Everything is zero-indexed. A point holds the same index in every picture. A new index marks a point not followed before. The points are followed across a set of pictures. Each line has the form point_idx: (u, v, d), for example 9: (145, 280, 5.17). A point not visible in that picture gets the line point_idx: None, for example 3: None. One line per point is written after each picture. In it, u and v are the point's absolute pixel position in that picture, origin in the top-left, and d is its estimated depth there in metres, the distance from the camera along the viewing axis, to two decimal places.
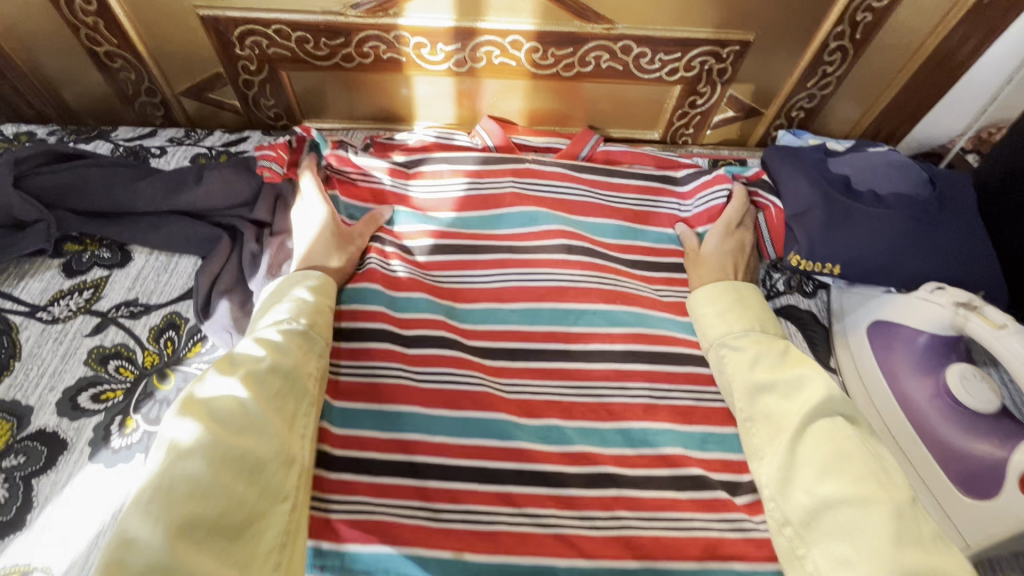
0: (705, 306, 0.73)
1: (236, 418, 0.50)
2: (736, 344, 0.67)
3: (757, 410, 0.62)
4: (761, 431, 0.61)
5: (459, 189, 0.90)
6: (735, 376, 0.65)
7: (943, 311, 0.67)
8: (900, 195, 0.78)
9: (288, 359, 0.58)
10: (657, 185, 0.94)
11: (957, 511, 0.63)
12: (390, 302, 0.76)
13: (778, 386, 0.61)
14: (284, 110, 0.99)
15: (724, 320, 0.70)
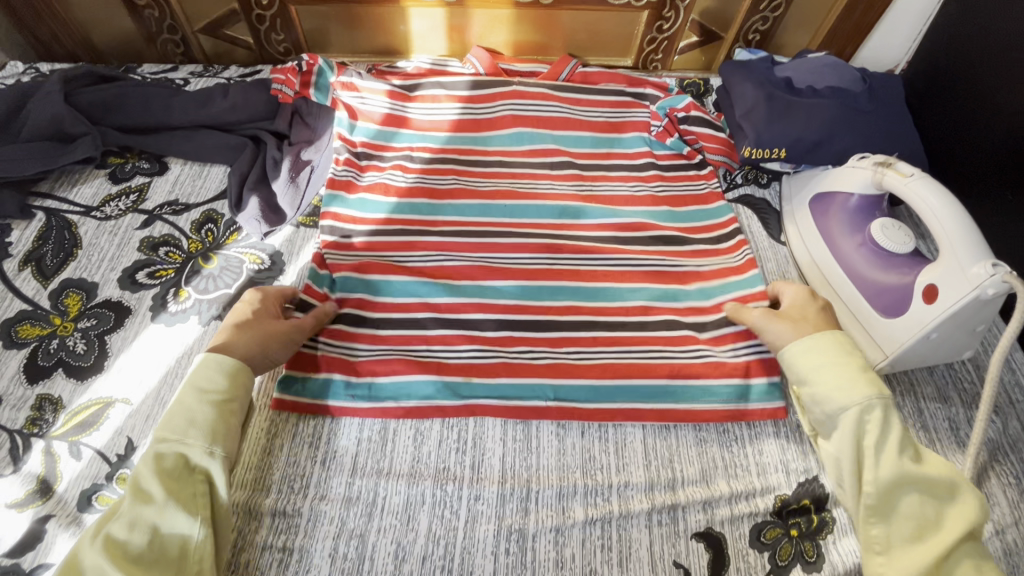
0: (829, 357, 0.66)
1: (120, 549, 0.52)
2: (884, 415, 0.62)
3: (895, 506, 0.60)
4: (895, 527, 0.59)
5: (453, 114, 1.00)
6: (872, 446, 0.61)
7: (867, 174, 0.80)
8: (834, 88, 0.90)
9: (172, 455, 0.57)
10: (628, 101, 1.05)
11: (878, 333, 0.76)
12: (394, 209, 0.89)
13: (920, 482, 0.60)
14: (293, 45, 1.10)
15: (853, 386, 0.63)
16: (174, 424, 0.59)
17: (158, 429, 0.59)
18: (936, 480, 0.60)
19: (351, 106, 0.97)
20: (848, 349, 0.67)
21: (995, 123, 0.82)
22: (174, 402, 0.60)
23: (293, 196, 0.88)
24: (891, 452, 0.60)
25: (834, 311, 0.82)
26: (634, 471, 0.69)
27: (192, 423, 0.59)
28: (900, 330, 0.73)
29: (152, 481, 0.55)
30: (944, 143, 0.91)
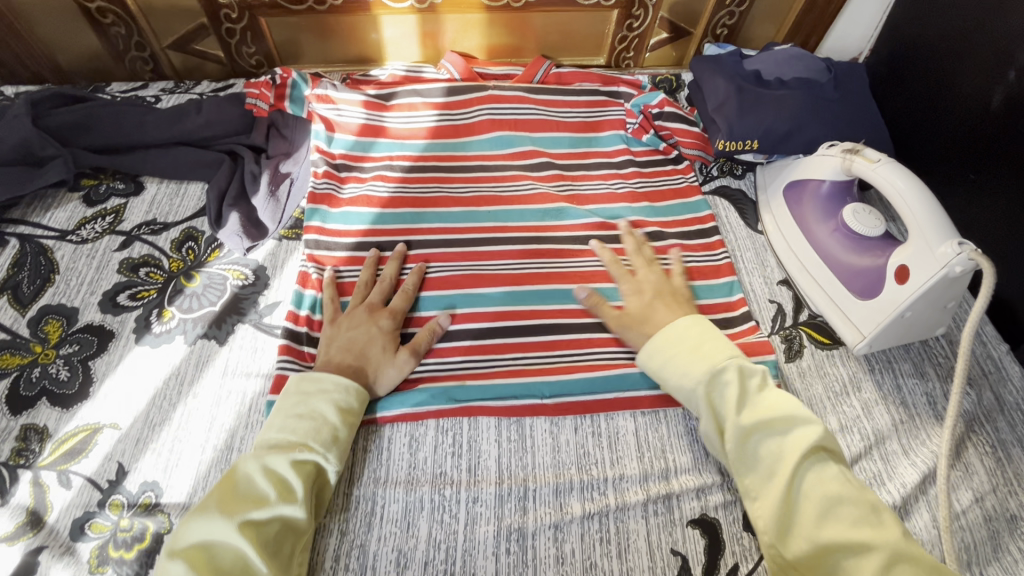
0: (672, 357, 0.70)
1: (254, 530, 0.54)
2: (724, 380, 0.66)
3: (751, 451, 0.63)
4: (758, 472, 0.62)
5: (431, 120, 1.01)
6: (727, 408, 0.65)
7: (836, 161, 0.83)
8: (801, 80, 0.94)
9: (308, 454, 0.61)
10: (602, 99, 1.07)
11: (856, 315, 0.79)
12: (376, 220, 0.89)
13: (764, 419, 0.63)
14: (265, 57, 1.10)
15: (690, 367, 0.68)
16: (304, 428, 0.63)
17: (294, 428, 0.63)
18: (774, 416, 0.63)
19: (328, 118, 0.96)
20: (675, 333, 0.71)
21: (953, 109, 0.86)
22: (300, 411, 0.64)
23: (273, 209, 0.88)
24: (742, 408, 0.64)
25: (814, 297, 0.84)
26: (628, 464, 0.70)
27: (320, 433, 0.63)
28: (876, 311, 0.76)
29: (294, 477, 0.59)
30: (907, 129, 0.95)
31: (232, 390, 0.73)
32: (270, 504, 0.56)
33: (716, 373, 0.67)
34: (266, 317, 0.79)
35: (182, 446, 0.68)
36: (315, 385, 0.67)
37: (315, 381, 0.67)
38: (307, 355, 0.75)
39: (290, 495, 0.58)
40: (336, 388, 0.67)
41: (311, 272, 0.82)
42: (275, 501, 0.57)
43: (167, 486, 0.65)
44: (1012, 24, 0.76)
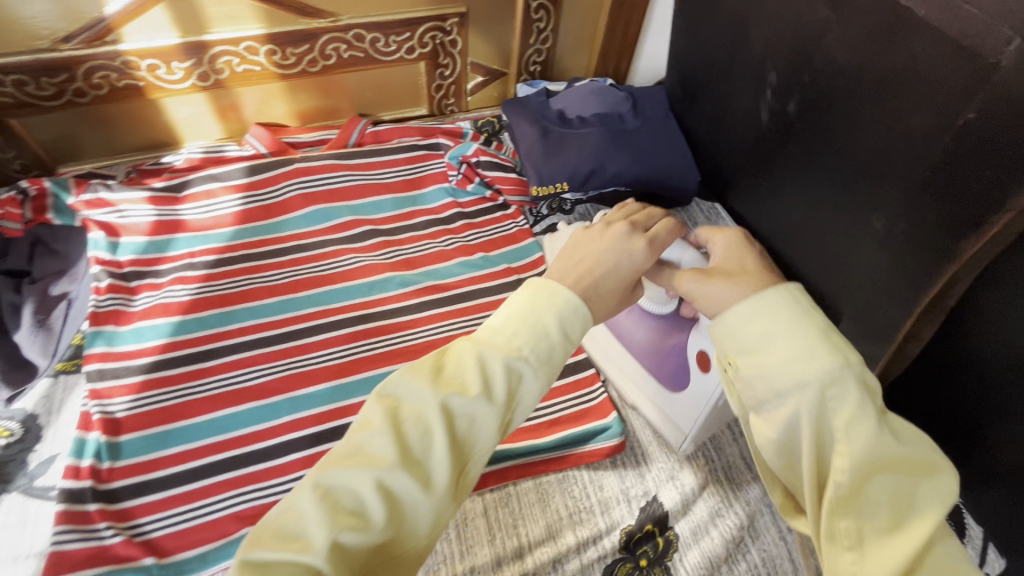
0: (774, 329, 0.46)
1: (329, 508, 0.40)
2: (856, 387, 0.43)
3: (863, 490, 0.42)
4: (868, 517, 0.42)
5: (235, 205, 0.92)
6: (839, 427, 0.42)
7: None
8: (599, 116, 0.96)
9: (420, 474, 0.43)
10: (423, 154, 1.04)
11: (674, 408, 0.75)
12: (175, 330, 0.79)
13: (896, 458, 0.43)
14: (31, 160, 0.96)
15: (814, 353, 0.44)
16: (434, 416, 0.44)
17: (351, 442, 0.44)
18: (908, 452, 0.44)
19: (108, 223, 0.85)
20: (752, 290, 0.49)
21: (737, 123, 0.91)
22: (409, 419, 0.44)
23: (44, 341, 0.76)
24: (861, 416, 0.42)
25: (633, 393, 0.80)
26: (480, 552, 0.66)
27: (416, 456, 0.43)
28: (687, 402, 0.72)
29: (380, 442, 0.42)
30: (712, 144, 1.00)
31: None
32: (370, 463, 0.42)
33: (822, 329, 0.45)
34: (39, 478, 0.67)
35: None
36: (436, 385, 0.45)
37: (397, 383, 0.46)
38: (91, 514, 0.64)
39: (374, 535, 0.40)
40: (528, 336, 0.48)
41: (92, 411, 0.71)
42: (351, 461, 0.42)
43: None
44: (756, 47, 0.80)
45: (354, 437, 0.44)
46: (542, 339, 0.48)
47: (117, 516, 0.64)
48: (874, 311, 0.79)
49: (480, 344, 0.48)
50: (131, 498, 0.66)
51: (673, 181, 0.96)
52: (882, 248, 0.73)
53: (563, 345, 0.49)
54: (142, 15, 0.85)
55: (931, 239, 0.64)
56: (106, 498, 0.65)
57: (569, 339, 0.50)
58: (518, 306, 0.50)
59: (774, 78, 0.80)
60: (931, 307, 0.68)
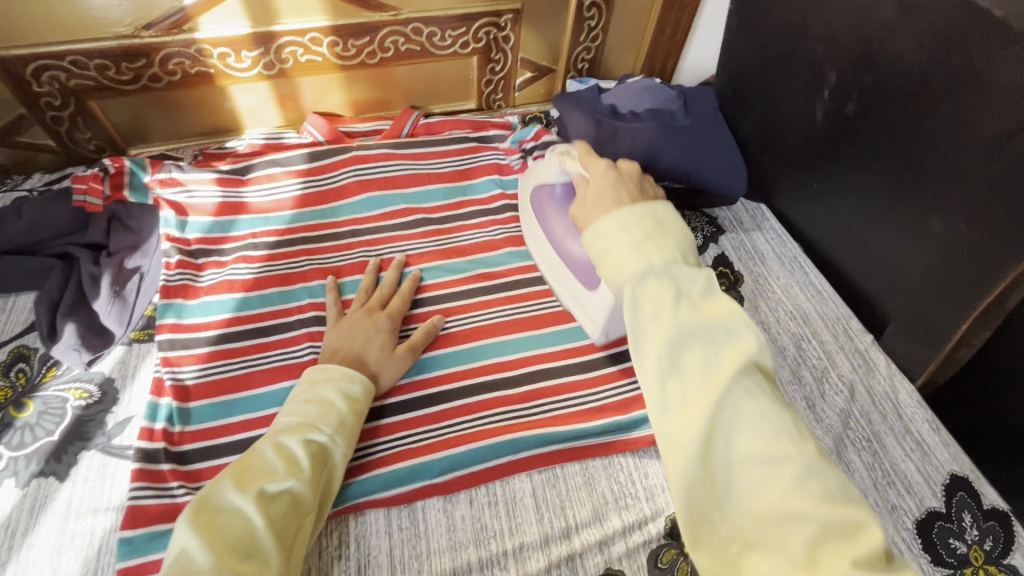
0: (611, 245, 0.55)
1: (216, 531, 0.49)
2: (660, 280, 0.52)
3: (679, 360, 0.49)
4: (685, 379, 0.49)
5: (295, 189, 0.96)
6: (695, 368, 0.49)
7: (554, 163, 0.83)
8: (652, 111, 0.98)
9: (251, 568, 0.48)
10: (473, 146, 1.06)
11: (590, 306, 0.81)
12: (239, 305, 0.83)
13: (698, 325, 0.50)
14: (105, 141, 1.01)
15: (629, 260, 0.53)
16: (249, 514, 0.50)
17: (170, 567, 0.46)
18: (711, 323, 0.50)
19: (178, 202, 0.90)
20: (645, 248, 0.53)
21: (790, 125, 0.93)
22: (221, 519, 0.49)
23: (120, 311, 0.80)
24: (717, 363, 0.49)
25: (561, 292, 0.86)
26: (528, 530, 0.68)
27: (248, 548, 0.48)
28: (602, 304, 0.79)
29: (281, 465, 0.56)
30: (761, 145, 1.01)
31: (76, 532, 0.64)
32: (252, 495, 0.52)
33: (682, 287, 0.52)
34: (116, 438, 0.71)
35: None
36: (240, 488, 0.52)
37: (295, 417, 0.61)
38: (164, 473, 0.68)
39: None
40: (320, 415, 0.61)
41: (164, 377, 0.74)
42: (244, 489, 0.53)
43: None
44: (817, 48, 0.83)
45: (167, 570, 0.46)
46: (331, 413, 0.62)
47: (188, 476, 0.68)
48: (926, 316, 0.79)
49: (271, 439, 0.57)
50: (201, 460, 0.70)
51: (720, 179, 0.98)
52: (938, 251, 0.73)
53: (350, 418, 0.63)
54: (217, 5, 0.89)
55: (997, 240, 0.65)
56: (177, 460, 0.69)
57: (355, 406, 0.65)
58: (303, 393, 0.64)
59: (834, 78, 0.82)
60: (990, 309, 0.70)
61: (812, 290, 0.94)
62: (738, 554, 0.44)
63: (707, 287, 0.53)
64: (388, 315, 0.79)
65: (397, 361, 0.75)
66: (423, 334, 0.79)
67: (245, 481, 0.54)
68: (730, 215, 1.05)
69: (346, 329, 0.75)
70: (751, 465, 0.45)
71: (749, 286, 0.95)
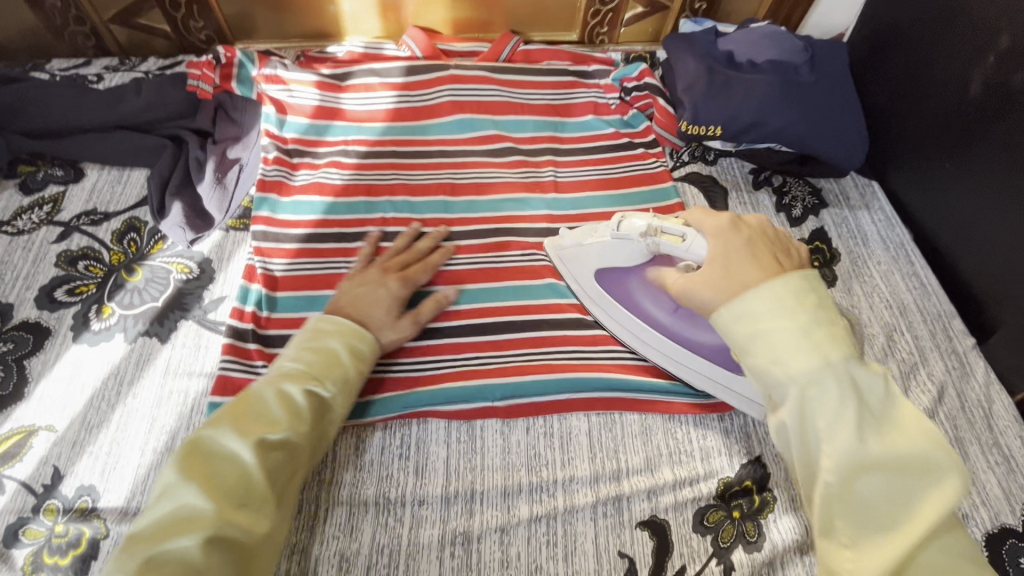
0: (774, 333, 0.48)
1: (206, 471, 0.50)
2: (835, 387, 0.46)
3: (853, 489, 0.45)
4: (855, 509, 0.45)
5: (389, 102, 0.95)
6: (883, 494, 0.44)
7: (609, 241, 0.70)
8: (773, 62, 0.89)
9: (245, 516, 0.50)
10: (571, 80, 1.01)
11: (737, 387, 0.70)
12: (327, 209, 0.85)
13: (824, 369, 0.46)
14: (215, 32, 1.03)
15: (796, 354, 0.47)
16: (244, 465, 0.51)
17: (158, 511, 0.48)
18: (826, 370, 0.46)
19: (279, 100, 0.91)
20: (816, 339, 0.47)
21: (941, 93, 0.82)
22: (214, 468, 0.50)
23: (220, 198, 0.84)
24: (913, 500, 0.44)
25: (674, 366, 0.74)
26: (580, 465, 0.69)
27: (241, 499, 0.50)
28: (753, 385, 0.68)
29: (286, 410, 0.56)
30: (895, 115, 0.91)
31: (173, 391, 0.70)
32: (253, 437, 0.53)
33: (863, 391, 0.47)
34: (211, 313, 0.76)
35: (121, 448, 0.66)
36: (238, 435, 0.53)
37: (297, 347, 0.62)
38: (251, 352, 0.72)
39: (234, 556, 0.48)
40: (324, 362, 0.61)
41: (256, 265, 0.78)
42: (243, 429, 0.53)
43: (104, 490, 0.64)
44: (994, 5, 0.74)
45: (153, 511, 0.48)
46: (338, 366, 0.62)
47: (271, 359, 0.73)
48: None
49: (273, 385, 0.57)
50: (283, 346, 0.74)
51: (840, 146, 0.89)
52: None
53: (355, 375, 0.63)
54: None
55: None
56: (263, 342, 0.74)
57: (360, 364, 0.64)
58: (308, 340, 0.63)
59: (1006, 43, 0.73)
60: None
61: (916, 281, 0.87)
62: None
63: (886, 390, 0.48)
64: (401, 277, 0.73)
65: (399, 325, 0.70)
66: (431, 305, 0.73)
67: (251, 416, 0.55)
68: (837, 189, 0.96)
69: (357, 283, 0.71)
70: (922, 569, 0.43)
71: (846, 267, 0.88)
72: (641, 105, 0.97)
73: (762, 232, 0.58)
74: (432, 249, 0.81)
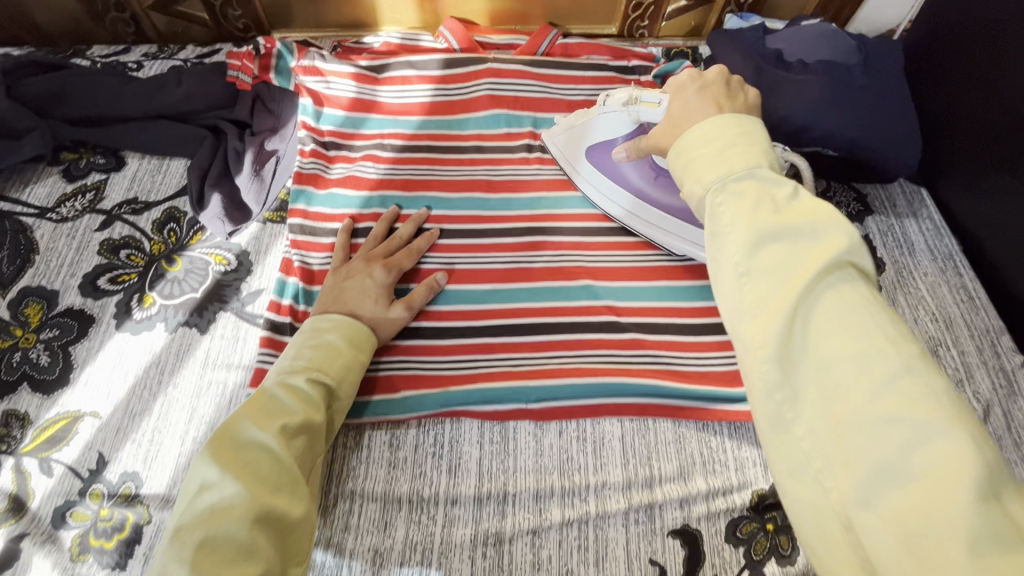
0: (699, 148, 0.47)
1: (237, 458, 0.51)
2: (740, 188, 0.44)
3: (759, 260, 0.42)
4: (763, 280, 0.41)
5: (426, 96, 0.94)
6: (775, 268, 0.41)
7: (597, 115, 0.80)
8: (824, 62, 0.86)
9: (282, 498, 0.51)
10: (610, 76, 0.99)
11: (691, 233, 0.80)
12: (363, 204, 0.85)
13: (741, 170, 0.45)
14: (252, 20, 1.03)
15: (721, 159, 0.46)
16: (273, 450, 0.53)
17: (196, 502, 0.48)
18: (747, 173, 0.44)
19: (317, 92, 0.91)
20: (728, 154, 0.46)
21: (999, 102, 0.80)
22: (245, 455, 0.52)
23: (258, 190, 0.84)
24: (802, 260, 0.41)
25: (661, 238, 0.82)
26: (612, 470, 0.69)
27: (277, 483, 0.51)
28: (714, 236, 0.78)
29: (297, 399, 0.59)
30: (952, 120, 0.87)
31: (212, 381, 0.71)
32: (275, 425, 0.55)
33: (768, 191, 0.44)
34: (249, 305, 0.77)
35: (162, 436, 0.68)
36: (259, 426, 0.54)
37: (297, 347, 0.64)
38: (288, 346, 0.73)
39: (275, 532, 0.49)
40: (323, 354, 0.64)
41: (293, 258, 0.79)
42: (265, 419, 0.55)
43: (147, 477, 0.65)
44: None
45: (190, 506, 0.48)
46: (339, 358, 0.64)
47: None
48: None
49: (281, 380, 0.60)
50: None
51: (891, 151, 0.85)
52: None
53: (357, 364, 0.66)
54: None
55: None
56: None
57: (359, 353, 0.67)
58: (307, 339, 0.65)
59: None
60: None
61: (963, 294, 0.84)
62: (818, 472, 0.38)
63: (794, 192, 0.44)
64: (387, 265, 0.75)
65: (393, 315, 0.71)
66: (425, 288, 0.75)
67: (265, 407, 0.57)
68: (883, 195, 0.93)
69: (341, 280, 0.72)
70: (834, 367, 0.38)
71: (890, 276, 0.86)
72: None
73: (716, 80, 0.58)
74: (426, 247, 0.80)
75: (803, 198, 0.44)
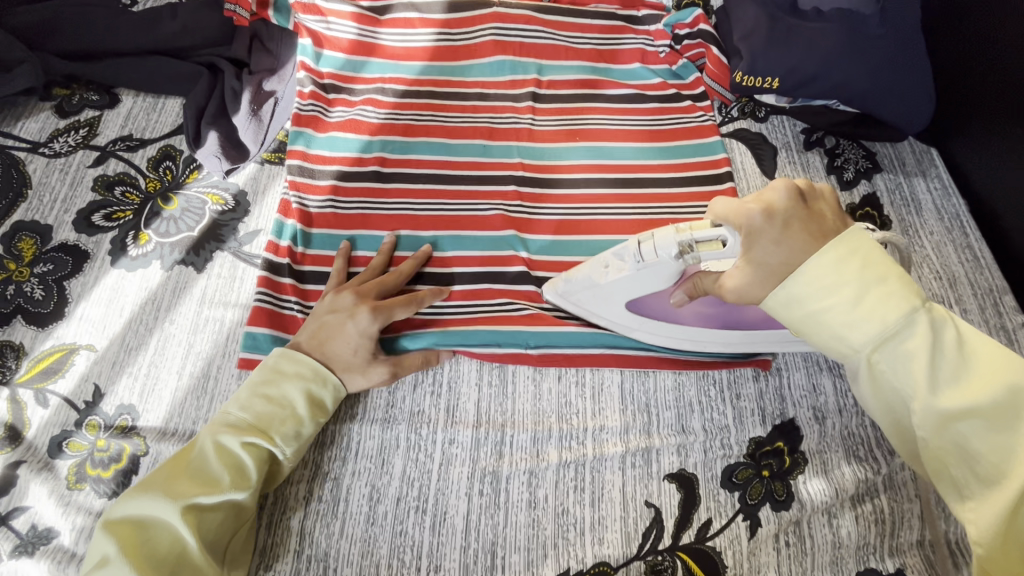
0: (811, 276, 0.52)
1: (139, 534, 0.52)
2: (921, 323, 0.50)
3: (886, 384, 0.52)
4: (972, 424, 0.48)
5: (429, 40, 0.91)
6: (897, 383, 0.51)
7: (632, 274, 0.62)
8: (840, 11, 0.84)
9: None
10: (619, 25, 0.96)
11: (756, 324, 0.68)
12: (362, 148, 0.83)
13: (845, 308, 0.51)
14: None
15: (826, 292, 0.52)
16: (178, 531, 0.53)
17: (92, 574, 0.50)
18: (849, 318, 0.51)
19: (316, 32, 0.88)
20: (869, 303, 0.51)
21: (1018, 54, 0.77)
22: (151, 534, 0.52)
23: (255, 130, 0.82)
24: (930, 392, 0.49)
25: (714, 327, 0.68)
26: (610, 415, 0.69)
27: (175, 570, 0.51)
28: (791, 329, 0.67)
29: (228, 471, 0.56)
30: (967, 77, 0.85)
31: (208, 319, 0.71)
32: (189, 502, 0.54)
33: (903, 337, 0.50)
34: (246, 245, 0.76)
35: (159, 370, 0.67)
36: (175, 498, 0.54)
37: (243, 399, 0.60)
38: (285, 286, 0.72)
39: None
40: (271, 412, 0.60)
41: (292, 199, 0.77)
42: (179, 492, 0.54)
43: (143, 410, 0.65)
44: None
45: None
46: (291, 421, 0.61)
47: (304, 295, 0.73)
48: None
49: (217, 440, 0.57)
50: (318, 283, 0.74)
51: (904, 105, 0.84)
52: None
53: (309, 427, 0.62)
54: None
55: None
56: (297, 277, 0.73)
57: (317, 412, 0.63)
58: (262, 386, 0.61)
59: None
60: None
61: (969, 254, 0.83)
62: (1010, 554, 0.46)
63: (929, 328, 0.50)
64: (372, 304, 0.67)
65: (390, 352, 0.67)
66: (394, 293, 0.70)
67: (190, 475, 0.55)
68: (892, 154, 0.91)
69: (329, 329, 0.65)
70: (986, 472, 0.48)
71: (896, 234, 0.85)
72: (693, 54, 0.92)
73: (795, 201, 0.56)
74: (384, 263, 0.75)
75: (917, 329, 0.50)
